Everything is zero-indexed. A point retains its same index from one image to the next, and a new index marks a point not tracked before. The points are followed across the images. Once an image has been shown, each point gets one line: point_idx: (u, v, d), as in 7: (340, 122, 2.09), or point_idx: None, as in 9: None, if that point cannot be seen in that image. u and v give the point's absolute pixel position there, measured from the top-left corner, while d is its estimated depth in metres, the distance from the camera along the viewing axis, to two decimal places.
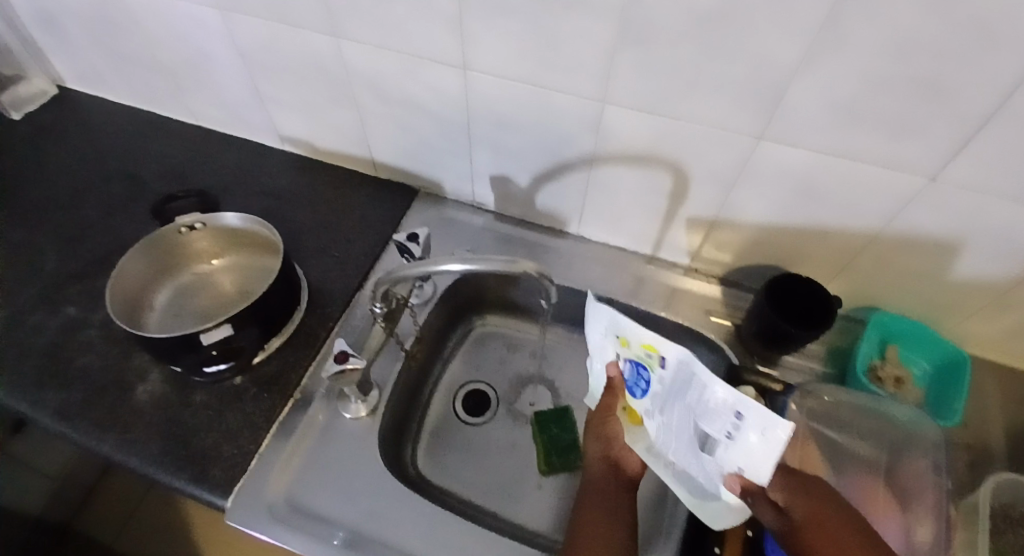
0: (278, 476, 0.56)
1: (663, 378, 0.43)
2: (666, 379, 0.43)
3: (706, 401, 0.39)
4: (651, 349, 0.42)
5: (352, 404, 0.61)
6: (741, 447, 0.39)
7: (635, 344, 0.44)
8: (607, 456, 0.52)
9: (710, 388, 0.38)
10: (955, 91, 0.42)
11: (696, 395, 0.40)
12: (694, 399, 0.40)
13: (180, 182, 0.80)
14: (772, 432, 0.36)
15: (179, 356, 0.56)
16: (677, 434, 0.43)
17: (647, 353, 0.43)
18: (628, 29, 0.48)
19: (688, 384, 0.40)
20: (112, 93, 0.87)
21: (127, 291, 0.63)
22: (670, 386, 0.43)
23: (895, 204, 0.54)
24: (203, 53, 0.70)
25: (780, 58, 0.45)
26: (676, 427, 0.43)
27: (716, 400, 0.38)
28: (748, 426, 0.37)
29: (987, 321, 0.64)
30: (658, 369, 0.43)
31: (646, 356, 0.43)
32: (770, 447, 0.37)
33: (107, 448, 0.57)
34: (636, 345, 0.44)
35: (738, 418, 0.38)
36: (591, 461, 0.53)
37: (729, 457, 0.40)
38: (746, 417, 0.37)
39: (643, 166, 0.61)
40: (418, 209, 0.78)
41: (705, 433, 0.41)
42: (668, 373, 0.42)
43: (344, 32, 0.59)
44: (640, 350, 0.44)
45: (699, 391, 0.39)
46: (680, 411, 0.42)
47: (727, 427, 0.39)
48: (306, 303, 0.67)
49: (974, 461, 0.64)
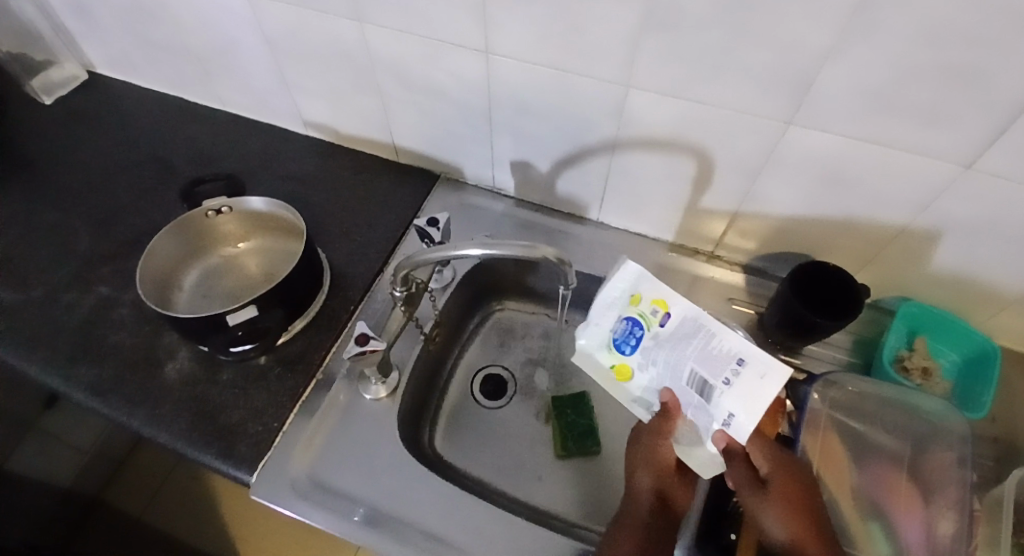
0: (301, 452, 0.58)
1: (658, 335, 0.47)
2: (663, 334, 0.47)
3: (709, 347, 0.44)
4: (660, 306, 0.47)
5: (372, 386, 0.62)
6: (735, 392, 0.42)
7: (644, 299, 0.48)
8: (656, 490, 0.50)
9: (716, 335, 0.44)
10: (997, 78, 0.40)
11: (702, 342, 0.45)
12: (700, 348, 0.45)
13: (206, 165, 0.82)
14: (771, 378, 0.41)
15: (206, 336, 0.57)
16: (671, 384, 0.46)
17: (653, 309, 0.48)
18: (653, 13, 0.47)
19: (689, 333, 0.46)
20: (142, 80, 0.89)
21: (157, 272, 0.64)
22: (665, 339, 0.47)
23: (928, 194, 0.52)
24: (231, 39, 0.71)
25: (811, 43, 0.44)
26: (673, 378, 0.46)
27: (722, 344, 0.44)
28: (747, 371, 0.42)
29: (1022, 314, 0.61)
30: (656, 327, 0.47)
31: (649, 313, 0.48)
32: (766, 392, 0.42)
33: (139, 421, 0.59)
34: (647, 301, 0.48)
35: (739, 364, 0.43)
36: (639, 492, 0.51)
37: (724, 406, 0.43)
38: (747, 362, 0.42)
39: (665, 153, 0.60)
40: (439, 194, 0.78)
41: (702, 383, 0.44)
42: (666, 330, 0.47)
43: (366, 18, 0.59)
44: (648, 306, 0.48)
45: (705, 339, 0.45)
46: (678, 362, 0.45)
47: (725, 373, 0.43)
48: (328, 286, 0.68)
49: (1002, 458, 0.62)
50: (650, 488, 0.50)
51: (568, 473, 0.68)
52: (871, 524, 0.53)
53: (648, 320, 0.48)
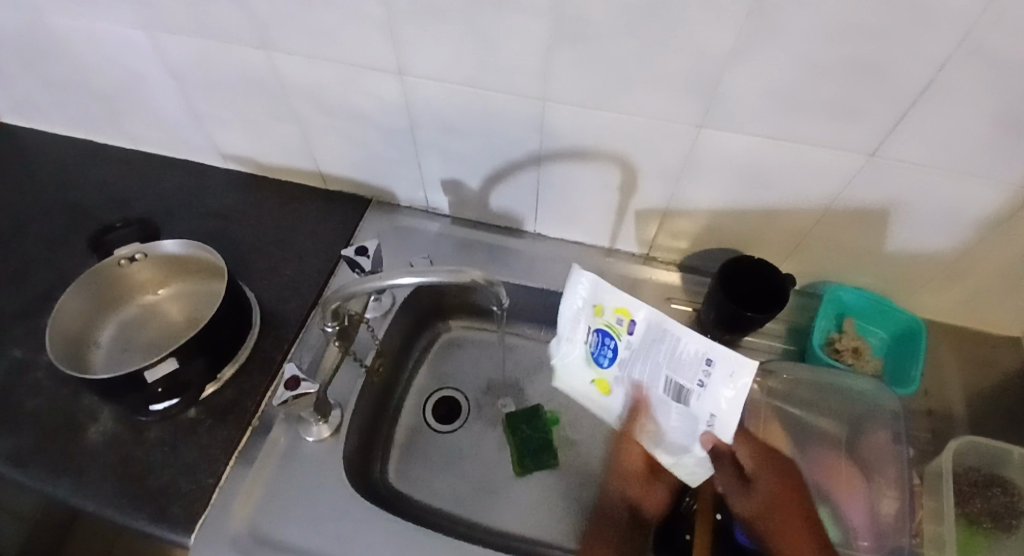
0: (242, 507, 0.55)
1: (629, 343, 0.48)
2: (635, 342, 0.47)
3: (678, 352, 0.45)
4: (624, 314, 0.47)
5: (313, 427, 0.59)
6: (711, 393, 0.44)
7: (606, 310, 0.48)
8: None
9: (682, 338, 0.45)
10: (884, 69, 0.42)
11: (668, 348, 0.45)
12: (667, 353, 0.45)
13: (122, 209, 0.77)
14: (742, 375, 0.43)
15: (125, 394, 0.54)
16: (652, 392, 0.48)
17: (618, 318, 0.48)
18: (560, 27, 0.47)
19: (657, 340, 0.46)
20: (47, 124, 0.83)
21: (68, 331, 0.60)
22: (637, 348, 0.47)
23: (839, 183, 0.54)
24: (134, 74, 0.67)
25: (712, 48, 0.45)
26: (654, 385, 0.47)
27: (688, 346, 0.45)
28: (716, 372, 0.43)
29: (939, 288, 0.65)
30: (625, 336, 0.48)
31: (615, 322, 0.48)
32: (740, 390, 0.43)
33: (61, 493, 0.55)
34: (610, 311, 0.48)
35: (710, 364, 0.44)
36: None
37: (705, 407, 0.45)
38: (717, 361, 0.43)
39: (590, 162, 0.61)
40: (372, 220, 0.76)
41: (679, 388, 0.46)
42: (636, 337, 0.47)
43: (275, 45, 0.57)
44: (612, 316, 0.48)
45: (671, 343, 0.45)
46: (653, 371, 0.46)
47: (698, 375, 0.44)
48: (259, 326, 0.65)
49: (936, 429, 0.65)
50: None
51: (527, 492, 0.67)
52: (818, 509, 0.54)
53: (617, 329, 0.48)
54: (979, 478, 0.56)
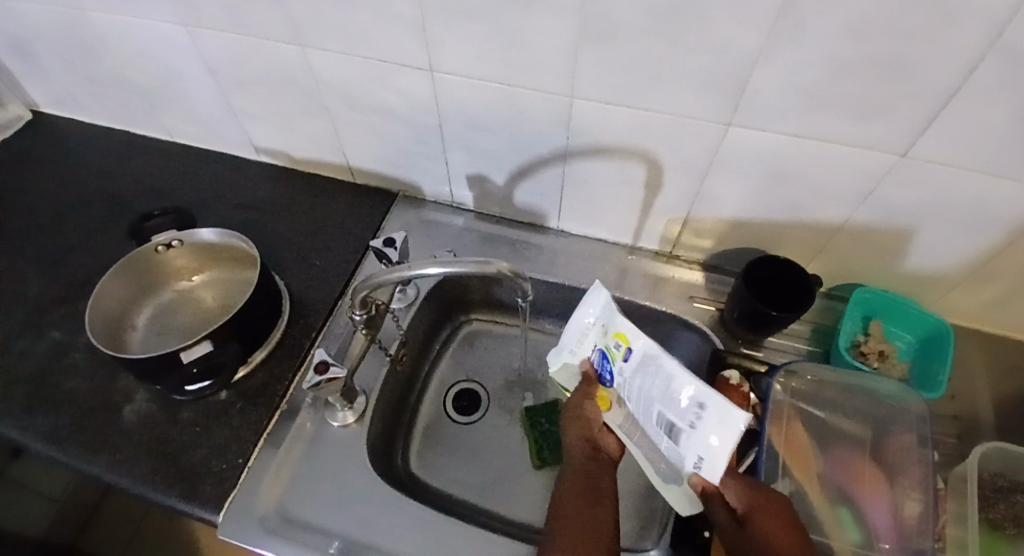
0: (270, 487, 0.56)
1: (623, 369, 0.44)
2: (627, 370, 0.44)
3: (669, 392, 0.39)
4: (622, 340, 0.44)
5: (339, 413, 0.61)
6: (698, 438, 0.38)
7: (609, 333, 0.45)
8: (587, 439, 0.51)
9: (665, 373, 0.40)
10: (917, 68, 0.42)
11: (659, 381, 0.40)
12: (657, 385, 0.40)
13: (159, 199, 0.80)
14: (735, 423, 0.36)
15: (161, 376, 0.56)
16: (647, 425, 0.42)
17: (615, 343, 0.44)
18: (589, 24, 0.47)
19: (648, 371, 0.41)
20: (89, 116, 0.87)
21: (107, 314, 0.63)
22: (629, 376, 0.44)
23: (868, 183, 0.54)
24: (172, 69, 0.69)
25: (741, 46, 0.45)
26: (645, 418, 0.42)
27: (665, 378, 0.40)
28: (707, 415, 0.37)
29: (969, 292, 0.63)
30: (620, 361, 0.45)
31: (613, 347, 0.45)
32: (729, 439, 0.36)
33: (98, 469, 0.57)
34: (612, 333, 0.45)
35: (703, 411, 0.37)
36: (571, 445, 0.51)
37: (692, 448, 0.38)
38: (708, 406, 0.37)
39: (615, 159, 0.61)
40: (398, 213, 0.78)
41: (671, 428, 0.39)
42: (629, 365, 0.44)
43: (308, 42, 0.59)
44: (612, 338, 0.45)
45: (665, 378, 0.40)
46: (642, 403, 0.42)
47: (689, 418, 0.38)
48: (288, 314, 0.67)
49: (963, 434, 0.64)
50: (579, 439, 0.51)
51: (545, 483, 0.68)
52: (841, 511, 0.54)
53: (613, 353, 0.45)
54: (1006, 484, 0.55)
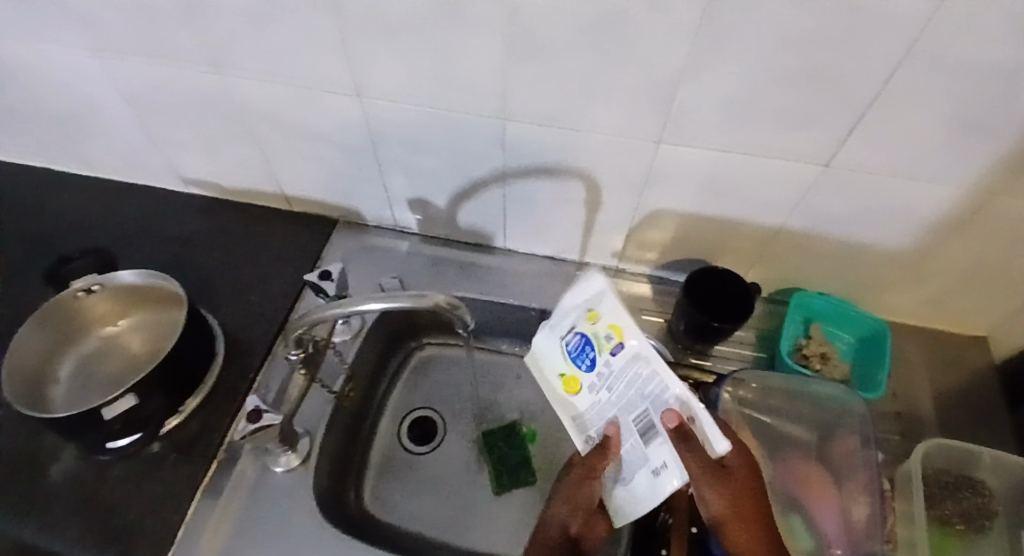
0: (209, 544, 0.53)
1: (609, 360, 0.46)
2: (614, 363, 0.46)
3: (663, 398, 0.43)
4: (615, 333, 0.45)
5: (281, 458, 0.58)
6: (665, 447, 0.43)
7: (601, 322, 0.46)
8: (568, 531, 0.54)
9: (659, 377, 0.43)
10: (831, 81, 0.43)
11: (652, 385, 0.43)
12: (646, 387, 0.44)
13: (83, 238, 0.75)
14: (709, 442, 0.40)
15: (82, 433, 0.52)
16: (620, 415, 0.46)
17: (608, 335, 0.46)
18: (514, 44, 0.47)
19: (641, 374, 0.44)
20: (3, 153, 0.81)
21: (22, 370, 0.58)
22: (615, 369, 0.46)
23: (798, 192, 0.55)
24: (87, 100, 0.66)
25: (663, 63, 0.45)
26: (625, 412, 0.46)
27: (659, 381, 0.43)
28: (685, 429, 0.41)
29: (903, 289, 0.65)
30: (607, 354, 0.46)
31: (603, 337, 0.46)
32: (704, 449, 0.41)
33: (17, 538, 0.53)
34: (604, 322, 0.46)
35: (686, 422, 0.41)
36: (551, 526, 0.54)
37: (660, 455, 0.43)
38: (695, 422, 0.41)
39: (554, 178, 0.61)
40: (340, 240, 0.75)
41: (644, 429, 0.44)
42: (616, 359, 0.46)
43: (228, 66, 0.56)
44: (604, 329, 0.46)
45: (658, 382, 0.43)
46: (631, 398, 0.45)
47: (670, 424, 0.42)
48: (224, 354, 0.64)
49: (906, 430, 0.65)
50: (562, 524, 0.54)
51: (504, 510, 0.66)
52: (792, 518, 0.55)
53: (603, 344, 0.46)
54: (951, 480, 0.57)
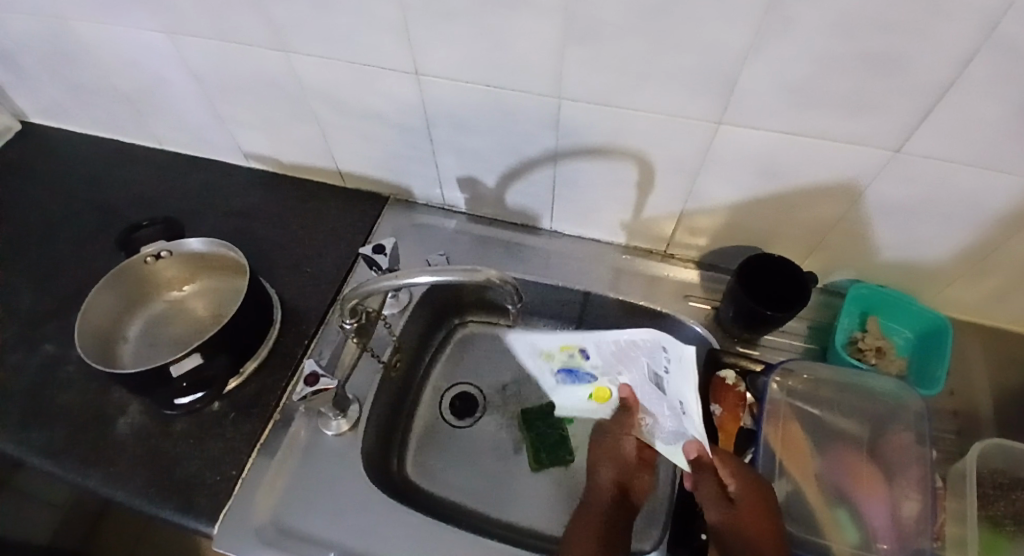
0: (265, 498, 0.56)
1: (593, 365, 0.50)
2: (595, 361, 0.50)
3: (638, 352, 0.47)
4: (571, 348, 0.49)
5: (332, 421, 0.60)
6: (675, 387, 0.46)
7: (556, 348, 0.50)
8: (616, 481, 0.56)
9: (621, 339, 0.47)
10: (907, 64, 0.41)
11: (626, 349, 0.48)
12: (623, 355, 0.48)
13: (149, 208, 0.79)
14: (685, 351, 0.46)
15: (151, 389, 0.56)
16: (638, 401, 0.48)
17: (570, 352, 0.50)
18: (573, 24, 0.46)
19: (612, 351, 0.49)
20: (77, 126, 0.86)
21: (97, 328, 0.62)
22: (601, 364, 0.50)
23: (862, 179, 0.53)
24: (156, 78, 0.69)
25: (727, 45, 0.44)
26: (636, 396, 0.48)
27: (625, 343, 0.47)
28: (670, 361, 0.46)
29: (968, 285, 0.63)
30: (585, 362, 0.50)
31: (569, 355, 0.50)
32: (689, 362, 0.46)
33: (93, 483, 0.57)
34: (557, 351, 0.50)
35: (665, 349, 0.46)
36: (601, 486, 0.55)
37: (676, 395, 0.46)
38: (667, 345, 0.46)
39: (605, 159, 0.60)
40: (389, 216, 0.77)
41: (657, 388, 0.47)
42: (593, 358, 0.50)
43: (292, 48, 0.58)
44: (562, 353, 0.50)
45: (625, 343, 0.47)
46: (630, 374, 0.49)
47: (660, 363, 0.47)
48: (280, 322, 0.66)
49: (963, 430, 0.63)
50: (610, 478, 0.56)
51: (542, 487, 0.67)
52: (838, 510, 0.54)
53: (575, 360, 0.50)
54: (1007, 481, 0.55)
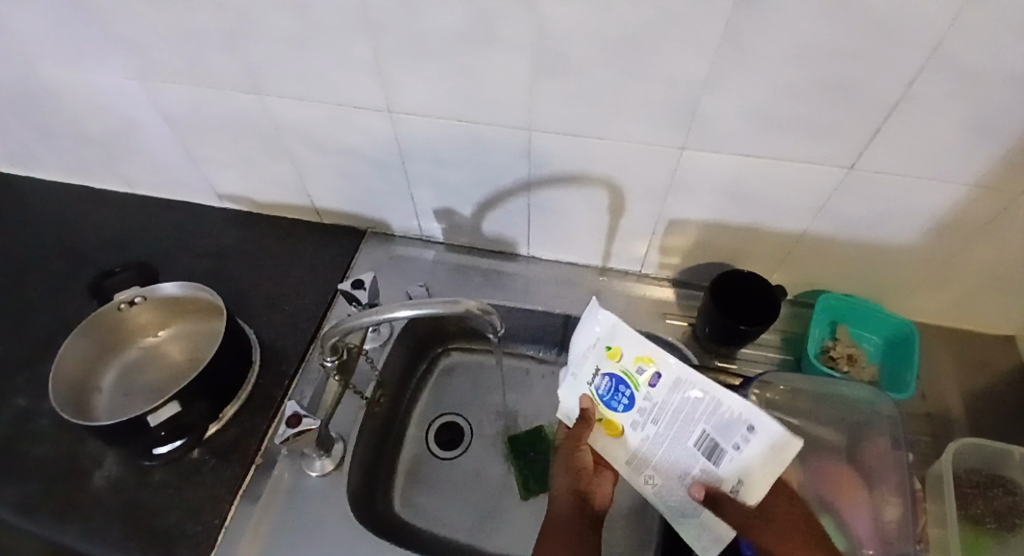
0: (249, 547, 0.55)
1: (647, 394, 0.44)
2: (656, 394, 0.43)
3: (721, 414, 0.40)
4: (646, 363, 0.43)
5: (317, 462, 0.59)
6: (744, 463, 0.41)
7: (626, 356, 0.44)
8: (575, 493, 0.53)
9: (709, 396, 0.41)
10: (852, 86, 0.44)
11: (705, 404, 0.41)
12: (700, 408, 0.41)
13: (122, 252, 0.78)
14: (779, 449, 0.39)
15: (129, 440, 0.54)
16: (674, 449, 0.44)
17: (638, 368, 0.43)
18: (539, 58, 0.48)
19: (687, 397, 0.42)
20: (45, 172, 0.85)
21: (69, 380, 0.61)
22: (657, 400, 0.43)
23: (822, 196, 0.55)
24: (128, 122, 0.69)
25: (684, 75, 0.46)
26: (679, 443, 0.43)
27: (713, 403, 0.41)
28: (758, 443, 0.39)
29: (930, 291, 0.65)
30: (644, 388, 0.44)
31: (635, 371, 0.44)
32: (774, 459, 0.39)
33: (67, 541, 0.55)
34: (627, 357, 0.44)
35: (751, 432, 0.39)
36: (558, 497, 0.53)
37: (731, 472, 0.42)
38: (758, 431, 0.39)
39: (579, 186, 0.62)
40: (368, 250, 0.77)
41: (710, 445, 0.42)
42: (656, 390, 0.43)
43: (265, 89, 0.59)
44: (630, 363, 0.44)
45: (708, 403, 0.41)
46: (687, 425, 0.42)
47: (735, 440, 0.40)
48: (260, 363, 0.66)
49: (936, 432, 0.65)
50: (568, 491, 0.53)
51: (532, 515, 0.67)
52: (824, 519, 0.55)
53: (636, 378, 0.44)
54: (982, 479, 0.57)
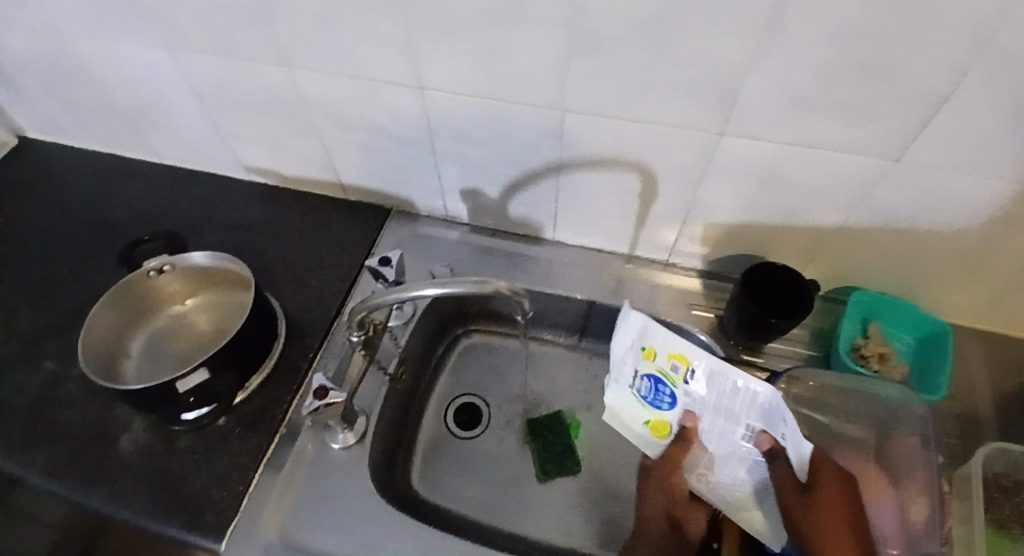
0: (273, 514, 0.56)
1: (686, 390, 0.59)
2: (694, 390, 0.58)
3: (757, 405, 0.55)
4: (680, 361, 0.57)
5: (340, 435, 0.60)
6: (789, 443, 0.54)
7: (664, 356, 0.58)
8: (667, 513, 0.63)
9: (743, 390, 0.55)
10: (904, 73, 0.42)
11: (739, 396, 0.56)
12: (735, 400, 0.56)
13: (150, 223, 0.79)
14: None
15: (157, 406, 0.55)
16: (724, 435, 0.59)
17: (674, 366, 0.58)
18: (576, 37, 0.47)
19: (724, 391, 0.56)
20: (75, 141, 0.86)
21: (99, 345, 0.62)
22: (695, 394, 0.58)
23: (862, 188, 0.54)
24: (156, 93, 0.69)
25: (727, 58, 0.45)
26: (727, 431, 0.58)
27: (746, 395, 0.55)
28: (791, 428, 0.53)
29: (966, 289, 0.64)
30: (681, 384, 0.59)
31: (671, 369, 0.58)
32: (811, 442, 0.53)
33: (97, 502, 0.56)
34: (662, 356, 0.58)
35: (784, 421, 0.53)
36: (651, 520, 0.63)
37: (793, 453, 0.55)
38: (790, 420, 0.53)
39: (609, 170, 0.61)
40: (392, 228, 0.77)
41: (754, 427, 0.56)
42: (691, 385, 0.58)
43: (295, 63, 0.58)
44: (665, 361, 0.58)
45: (741, 394, 0.55)
46: (733, 415, 0.57)
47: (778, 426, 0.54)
48: (284, 336, 0.66)
49: (965, 433, 0.64)
50: (659, 513, 0.63)
51: (550, 498, 0.67)
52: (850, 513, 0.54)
53: (672, 376, 0.58)
54: (1010, 485, 0.56)
